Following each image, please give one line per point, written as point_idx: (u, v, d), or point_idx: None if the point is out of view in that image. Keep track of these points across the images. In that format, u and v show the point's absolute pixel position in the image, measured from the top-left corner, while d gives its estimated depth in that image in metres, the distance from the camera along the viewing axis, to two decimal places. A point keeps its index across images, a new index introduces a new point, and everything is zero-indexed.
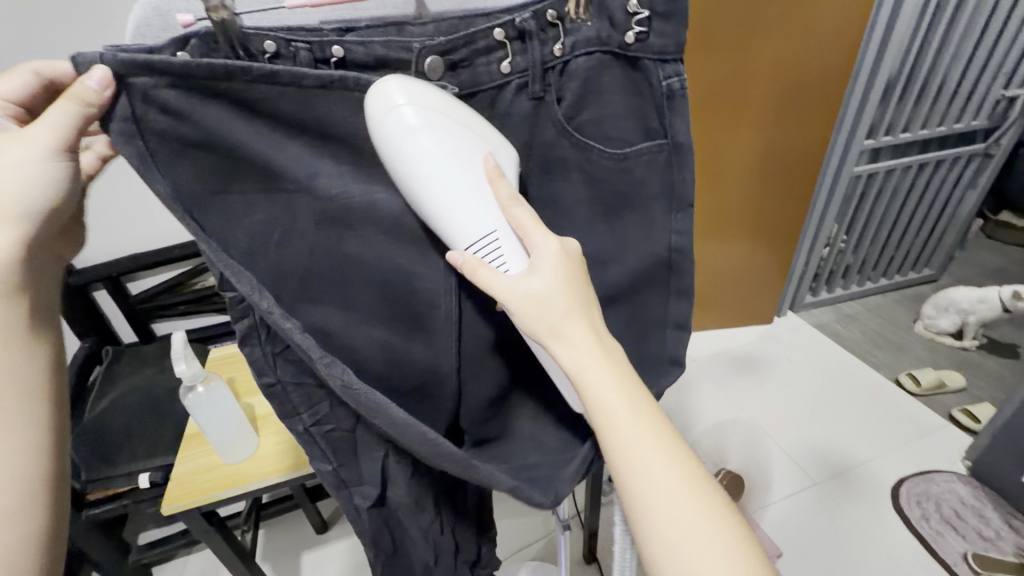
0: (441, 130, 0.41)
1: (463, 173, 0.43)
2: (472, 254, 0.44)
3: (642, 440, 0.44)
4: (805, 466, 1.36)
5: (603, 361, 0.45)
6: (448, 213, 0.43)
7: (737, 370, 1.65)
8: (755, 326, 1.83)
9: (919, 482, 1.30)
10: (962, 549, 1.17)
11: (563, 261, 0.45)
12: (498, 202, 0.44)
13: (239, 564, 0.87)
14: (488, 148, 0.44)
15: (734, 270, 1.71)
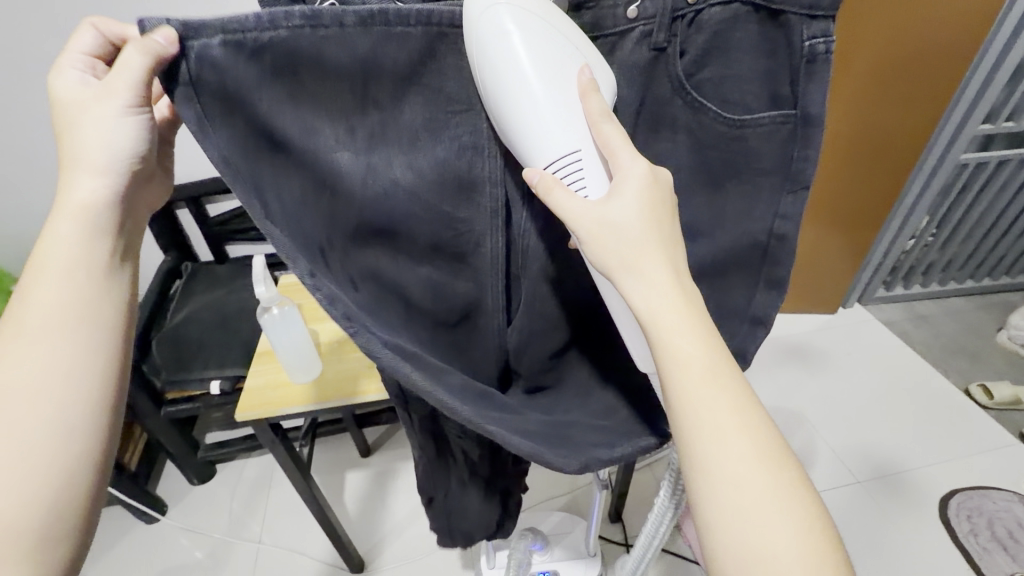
0: (542, 43, 0.39)
1: (558, 101, 0.40)
2: (549, 173, 0.41)
3: (716, 403, 0.38)
4: (850, 463, 1.31)
5: (682, 306, 0.39)
6: (536, 135, 0.40)
7: (789, 358, 1.59)
8: (816, 315, 1.75)
9: (973, 496, 1.23)
10: (1009, 570, 1.12)
11: (650, 191, 0.39)
12: (586, 116, 0.40)
13: (296, 472, 0.95)
14: (584, 60, 0.40)
15: (806, 254, 1.62)
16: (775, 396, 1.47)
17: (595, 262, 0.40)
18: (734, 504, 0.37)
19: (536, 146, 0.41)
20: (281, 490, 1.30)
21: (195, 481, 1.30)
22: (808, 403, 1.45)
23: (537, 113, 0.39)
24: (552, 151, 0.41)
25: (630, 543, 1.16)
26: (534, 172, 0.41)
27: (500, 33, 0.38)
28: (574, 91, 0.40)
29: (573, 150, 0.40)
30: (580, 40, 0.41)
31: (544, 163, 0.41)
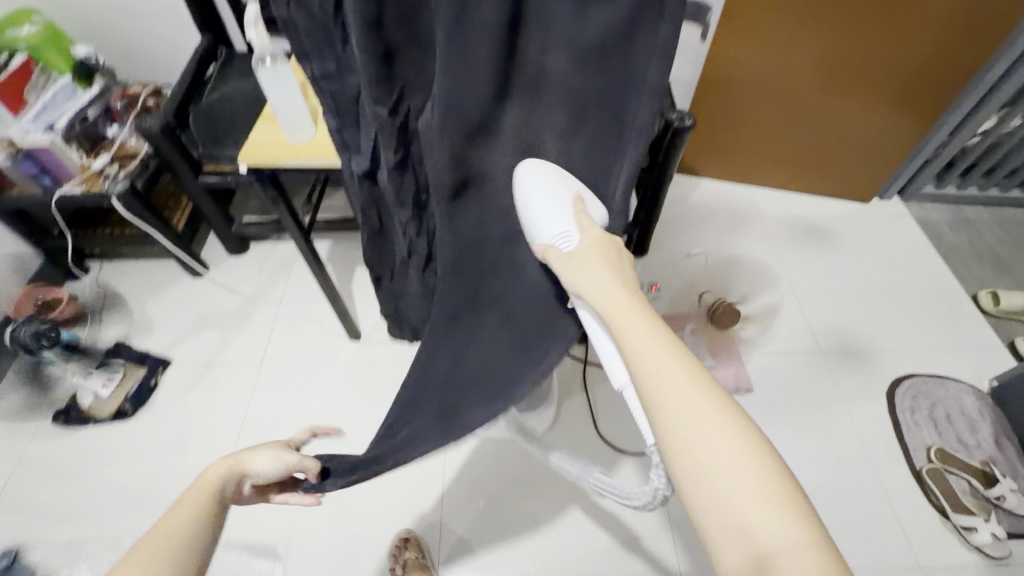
0: (544, 182, 0.58)
1: (554, 201, 0.56)
2: (549, 244, 0.55)
3: (696, 423, 0.40)
4: (818, 335, 1.36)
5: (658, 346, 0.43)
6: (536, 222, 0.56)
7: (799, 237, 1.57)
8: (848, 202, 1.66)
9: (926, 383, 1.28)
10: (930, 443, 1.18)
11: (602, 243, 0.52)
12: (573, 212, 0.55)
13: (304, 244, 1.06)
14: (577, 188, 0.58)
15: (841, 133, 1.50)
16: (769, 267, 1.49)
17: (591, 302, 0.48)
18: (718, 503, 0.38)
19: (538, 230, 0.56)
20: (300, 271, 1.49)
21: (233, 251, 1.50)
22: (800, 279, 1.46)
23: (544, 214, 0.55)
24: (550, 232, 0.55)
25: (589, 361, 1.31)
26: (539, 246, 0.56)
27: (532, 187, 0.58)
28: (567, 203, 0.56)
29: (564, 232, 0.54)
30: (570, 180, 0.59)
31: (546, 237, 0.55)
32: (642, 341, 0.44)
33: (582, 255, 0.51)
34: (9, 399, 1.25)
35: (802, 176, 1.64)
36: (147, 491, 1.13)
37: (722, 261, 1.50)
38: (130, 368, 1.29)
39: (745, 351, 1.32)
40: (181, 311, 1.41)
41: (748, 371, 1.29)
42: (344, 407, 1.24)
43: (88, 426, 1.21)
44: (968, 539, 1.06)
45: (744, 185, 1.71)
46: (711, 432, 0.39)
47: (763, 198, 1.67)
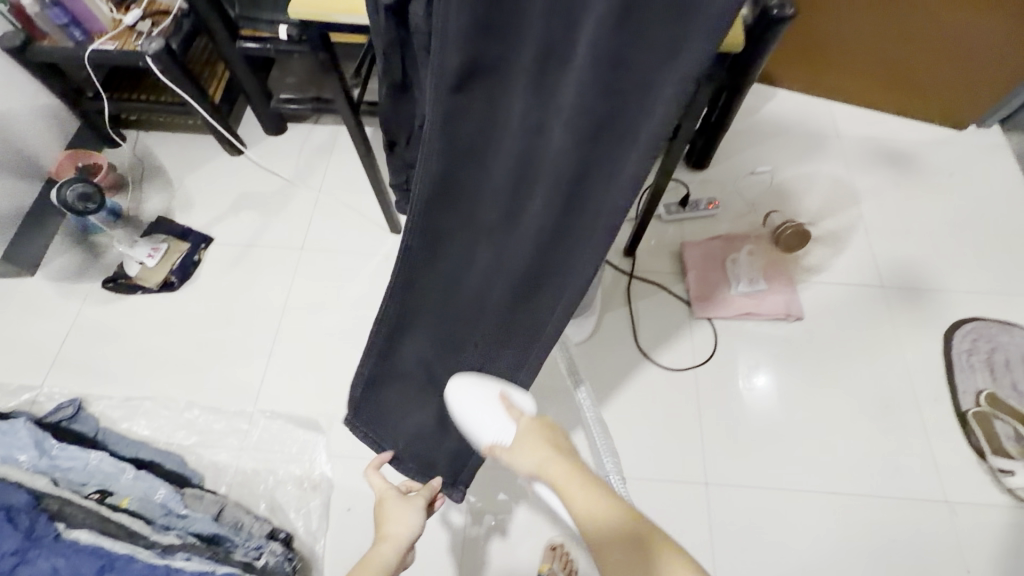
0: (475, 398, 0.69)
1: (486, 408, 0.67)
2: (488, 443, 0.65)
3: (616, 544, 0.52)
4: (882, 269, 1.28)
5: (575, 490, 0.57)
6: (474, 425, 0.67)
7: (878, 162, 1.43)
8: (939, 127, 1.49)
9: (990, 326, 1.21)
10: (980, 385, 1.15)
11: (536, 428, 0.63)
12: (507, 412, 0.66)
13: (354, 125, 0.99)
14: (501, 388, 0.69)
15: (938, 47, 1.31)
16: (840, 193, 1.37)
17: (523, 473, 0.62)
18: None
19: (479, 433, 0.66)
20: (340, 157, 1.43)
21: (270, 131, 1.44)
22: (873, 208, 1.35)
23: (481, 420, 0.66)
24: (488, 431, 0.65)
25: (634, 274, 1.27)
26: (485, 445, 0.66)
27: (469, 395, 0.69)
28: (497, 402, 0.67)
29: (502, 428, 0.64)
30: (492, 388, 0.70)
31: (488, 437, 0.65)
32: (575, 493, 0.57)
33: (520, 442, 0.63)
34: (60, 262, 1.26)
35: (885, 94, 1.47)
36: (196, 359, 1.17)
37: (790, 182, 1.38)
38: (174, 242, 1.28)
39: (801, 279, 1.26)
40: (221, 189, 1.37)
41: (801, 299, 1.24)
42: None
43: (137, 295, 1.24)
44: (1001, 481, 1.06)
45: (824, 99, 1.53)
46: (619, 558, 0.51)
47: (843, 116, 1.51)
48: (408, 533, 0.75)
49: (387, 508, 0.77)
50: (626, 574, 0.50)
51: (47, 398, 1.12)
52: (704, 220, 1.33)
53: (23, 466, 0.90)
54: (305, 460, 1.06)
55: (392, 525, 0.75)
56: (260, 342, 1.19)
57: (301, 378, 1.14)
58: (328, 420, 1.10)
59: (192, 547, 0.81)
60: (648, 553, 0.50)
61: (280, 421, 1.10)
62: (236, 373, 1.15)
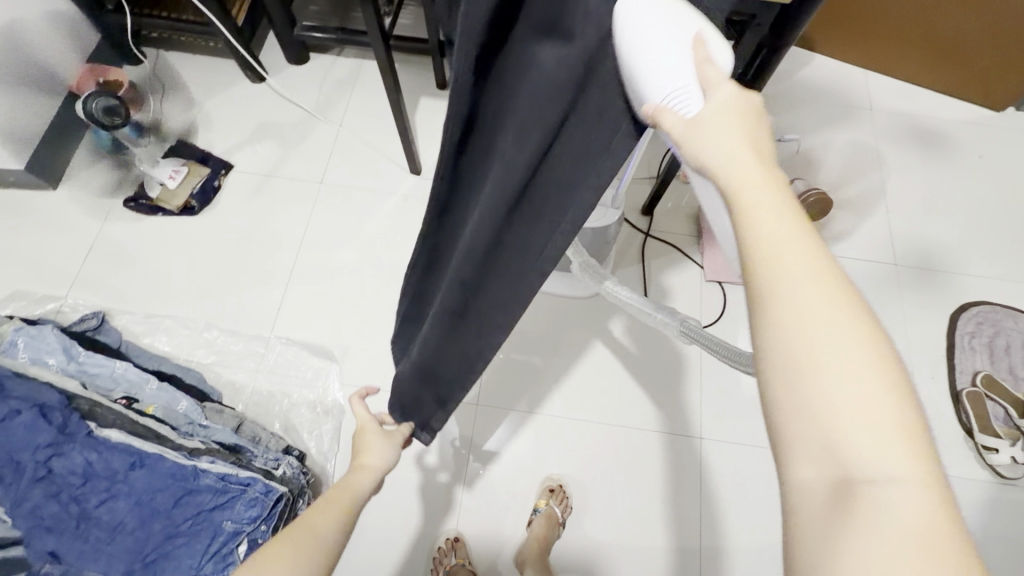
0: (653, 9, 0.35)
1: (671, 44, 0.35)
2: (659, 102, 0.35)
3: (823, 308, 0.28)
4: (898, 247, 1.28)
5: (777, 192, 0.30)
6: (641, 70, 0.35)
7: (909, 139, 1.40)
8: (977, 108, 1.45)
9: (998, 312, 1.22)
10: (978, 367, 1.17)
11: (737, 106, 0.34)
12: (698, 71, 0.35)
13: (382, 57, 0.97)
14: (698, 27, 0.36)
15: (986, 17, 1.27)
16: (866, 168, 1.35)
17: (700, 159, 0.33)
18: (830, 392, 0.27)
19: (644, 82, 0.35)
20: (362, 93, 1.40)
21: (293, 60, 1.41)
22: (898, 186, 1.33)
23: (653, 50, 0.34)
24: (663, 79, 0.35)
25: (650, 233, 1.27)
26: (651, 97, 0.35)
27: (638, 13, 0.35)
28: (686, 45, 0.35)
29: (685, 86, 0.35)
30: (687, 14, 0.36)
31: (661, 94, 0.35)
32: (766, 227, 0.30)
33: (708, 112, 0.34)
34: (83, 177, 1.27)
35: (925, 67, 1.42)
36: (215, 283, 1.20)
37: (817, 152, 1.36)
38: (193, 166, 1.28)
39: None
40: (242, 115, 1.36)
41: None
42: (401, 237, 1.25)
43: (158, 216, 1.25)
44: (985, 458, 1.09)
45: (864, 69, 1.48)
46: (823, 315, 0.28)
47: (881, 88, 1.46)
48: (380, 468, 0.74)
49: (363, 440, 0.77)
50: (793, 418, 0.27)
51: (72, 308, 1.15)
52: None
53: (53, 369, 0.94)
54: (318, 386, 1.11)
55: (367, 457, 0.75)
56: (278, 271, 1.21)
57: (317, 309, 1.17)
58: (341, 350, 1.14)
59: (215, 453, 0.87)
60: (874, 371, 0.27)
61: (295, 348, 1.14)
62: (254, 299, 1.18)
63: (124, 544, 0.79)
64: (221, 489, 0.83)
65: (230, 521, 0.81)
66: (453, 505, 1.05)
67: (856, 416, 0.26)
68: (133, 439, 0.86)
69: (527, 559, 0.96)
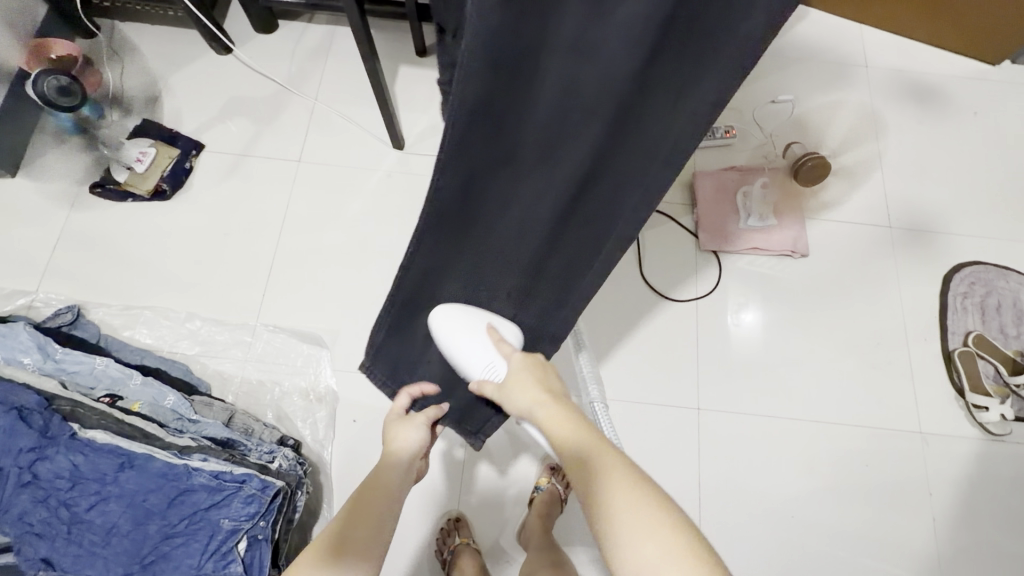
0: (450, 337, 0.67)
1: (475, 342, 0.66)
2: (478, 377, 0.66)
3: (617, 496, 0.51)
4: (893, 209, 1.27)
5: (582, 434, 0.56)
6: (461, 355, 0.67)
7: (906, 95, 1.37)
8: (975, 61, 1.42)
9: (989, 272, 1.22)
10: (969, 327, 1.18)
11: (527, 366, 0.63)
12: (489, 344, 0.66)
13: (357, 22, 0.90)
14: (489, 321, 0.68)
15: None
16: (863, 126, 1.32)
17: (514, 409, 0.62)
18: (624, 550, 0.49)
19: (467, 367, 0.67)
20: (337, 62, 1.32)
21: (259, 29, 1.32)
22: (893, 145, 1.31)
23: (467, 353, 0.66)
24: (476, 366, 0.66)
25: None
26: (475, 379, 0.66)
27: (450, 330, 0.67)
28: (483, 335, 0.67)
29: (491, 364, 0.65)
30: (480, 318, 0.67)
31: (474, 372, 0.66)
32: (564, 434, 0.57)
33: (509, 380, 0.63)
34: (43, 163, 1.19)
35: (919, 21, 1.38)
36: (194, 271, 1.15)
37: (812, 114, 1.32)
38: (162, 148, 1.20)
39: (809, 215, 1.24)
40: (211, 90, 1.28)
41: (808, 237, 1.23)
42: (387, 215, 1.20)
43: (129, 202, 1.19)
44: (975, 416, 1.11)
45: (859, 23, 1.44)
46: (620, 497, 0.51)
47: (876, 43, 1.42)
48: (404, 455, 0.73)
49: (393, 424, 0.76)
50: (612, 533, 0.50)
51: (45, 303, 1.10)
52: (718, 149, 1.28)
53: (28, 369, 0.90)
54: (309, 373, 1.08)
55: (392, 445, 0.74)
56: (260, 256, 1.16)
57: (303, 294, 1.13)
58: (331, 336, 1.11)
59: (207, 449, 0.85)
60: (632, 484, 0.52)
61: (283, 335, 1.10)
62: (236, 287, 1.14)
63: (119, 547, 0.78)
64: (216, 487, 0.81)
65: (228, 519, 0.80)
66: (455, 487, 1.04)
67: (649, 542, 0.48)
68: (119, 439, 0.83)
69: (531, 536, 0.97)
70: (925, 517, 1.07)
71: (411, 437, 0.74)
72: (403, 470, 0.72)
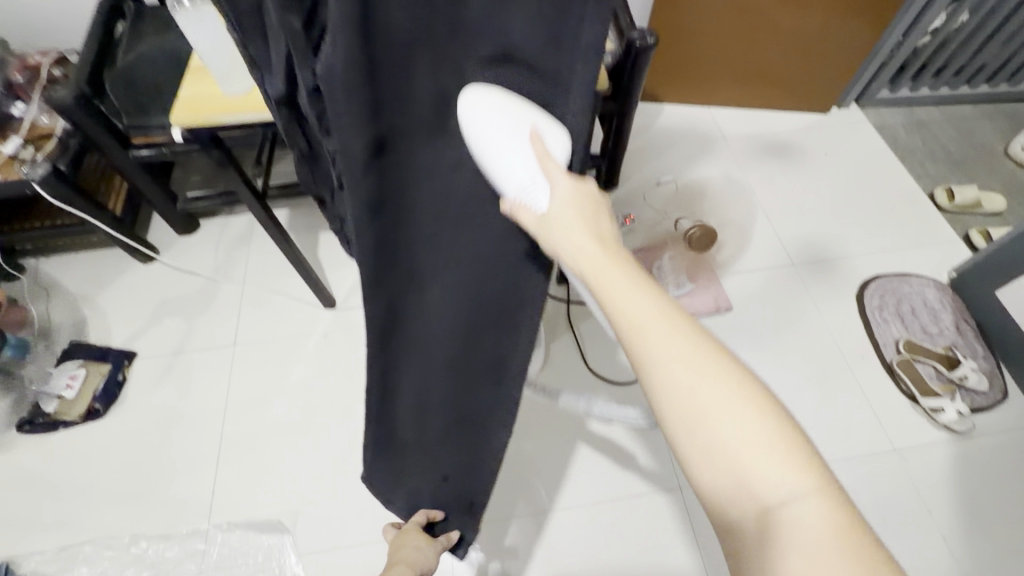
0: (500, 123, 0.46)
1: (514, 140, 0.46)
2: (514, 198, 0.47)
3: (716, 402, 0.38)
4: (791, 248, 1.39)
5: (662, 332, 0.40)
6: (499, 167, 0.47)
7: (765, 153, 1.58)
8: (809, 113, 1.68)
9: (893, 281, 1.33)
10: (897, 336, 1.24)
11: (581, 197, 0.46)
12: (537, 158, 0.46)
13: (264, 215, 0.98)
14: (532, 120, 0.46)
15: (789, 46, 1.51)
16: (740, 187, 1.49)
17: (578, 265, 0.44)
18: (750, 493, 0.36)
19: (501, 181, 0.47)
20: (260, 244, 1.41)
21: (182, 232, 1.40)
22: (769, 195, 1.48)
23: (505, 163, 0.46)
24: (514, 179, 0.46)
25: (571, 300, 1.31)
26: (508, 199, 0.47)
27: (487, 124, 0.46)
28: (523, 135, 0.46)
29: (533, 181, 0.46)
30: (524, 111, 0.46)
31: (513, 188, 0.47)
32: (640, 344, 0.40)
33: (566, 212, 0.45)
34: None
35: (754, 94, 1.65)
36: (135, 486, 1.09)
37: (694, 185, 1.49)
38: (92, 365, 1.20)
39: (720, 273, 1.34)
40: (140, 298, 1.32)
41: (726, 291, 1.32)
42: (331, 374, 1.21)
43: (59, 430, 1.15)
44: (935, 419, 1.14)
45: (707, 107, 1.69)
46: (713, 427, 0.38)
47: (726, 118, 1.67)
48: (414, 570, 0.77)
49: (406, 541, 0.80)
50: (727, 478, 0.37)
51: None
52: (623, 235, 1.40)
53: None
54: (273, 566, 1.00)
55: (399, 555, 0.78)
56: (206, 449, 1.12)
57: (256, 479, 1.09)
58: (292, 517, 1.05)
59: None
60: (736, 397, 0.38)
61: (239, 531, 1.03)
62: (184, 490, 1.08)
63: None
64: None
65: None
66: None
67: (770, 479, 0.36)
68: None
69: None
70: (933, 537, 1.04)
71: (421, 555, 0.79)
72: (416, 573, 0.76)
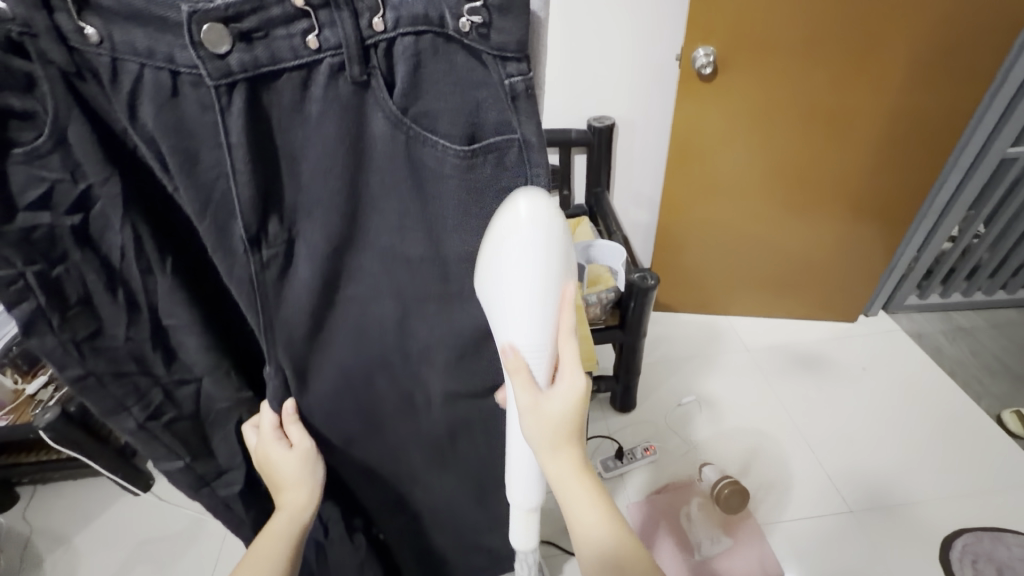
0: (541, 262, 0.39)
1: (543, 302, 0.41)
2: (519, 356, 0.44)
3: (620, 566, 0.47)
4: (844, 490, 1.19)
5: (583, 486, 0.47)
6: (506, 319, 0.42)
7: (795, 368, 1.48)
8: (835, 322, 1.62)
9: (982, 540, 1.10)
10: None
11: (579, 399, 0.46)
12: (557, 326, 0.43)
13: None
14: (570, 281, 0.42)
15: (801, 259, 1.51)
16: (772, 410, 1.36)
17: (551, 463, 0.47)
18: None
19: (509, 328, 0.43)
20: None
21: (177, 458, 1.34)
22: (805, 419, 1.34)
23: (520, 319, 0.41)
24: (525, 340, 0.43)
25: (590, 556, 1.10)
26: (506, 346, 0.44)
27: (515, 249, 0.38)
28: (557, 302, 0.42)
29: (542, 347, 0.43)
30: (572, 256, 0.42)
31: (516, 346, 0.43)
32: (575, 498, 0.47)
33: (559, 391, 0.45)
34: None
35: (773, 304, 1.61)
36: None
37: (718, 406, 1.38)
38: None
39: (763, 523, 1.14)
40: (118, 541, 1.22)
41: (775, 549, 1.10)
42: None
43: None
44: None
45: (725, 314, 1.66)
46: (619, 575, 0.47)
47: (746, 328, 1.62)
48: (313, 488, 0.53)
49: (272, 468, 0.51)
50: None
51: None
52: (644, 467, 1.25)
53: None
54: None
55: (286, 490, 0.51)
56: None
57: None
58: None
59: None
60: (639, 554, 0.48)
61: None
62: None
63: None
64: None
65: None
66: None
67: None
68: None
69: None
70: None
71: (312, 462, 0.51)
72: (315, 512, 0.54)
